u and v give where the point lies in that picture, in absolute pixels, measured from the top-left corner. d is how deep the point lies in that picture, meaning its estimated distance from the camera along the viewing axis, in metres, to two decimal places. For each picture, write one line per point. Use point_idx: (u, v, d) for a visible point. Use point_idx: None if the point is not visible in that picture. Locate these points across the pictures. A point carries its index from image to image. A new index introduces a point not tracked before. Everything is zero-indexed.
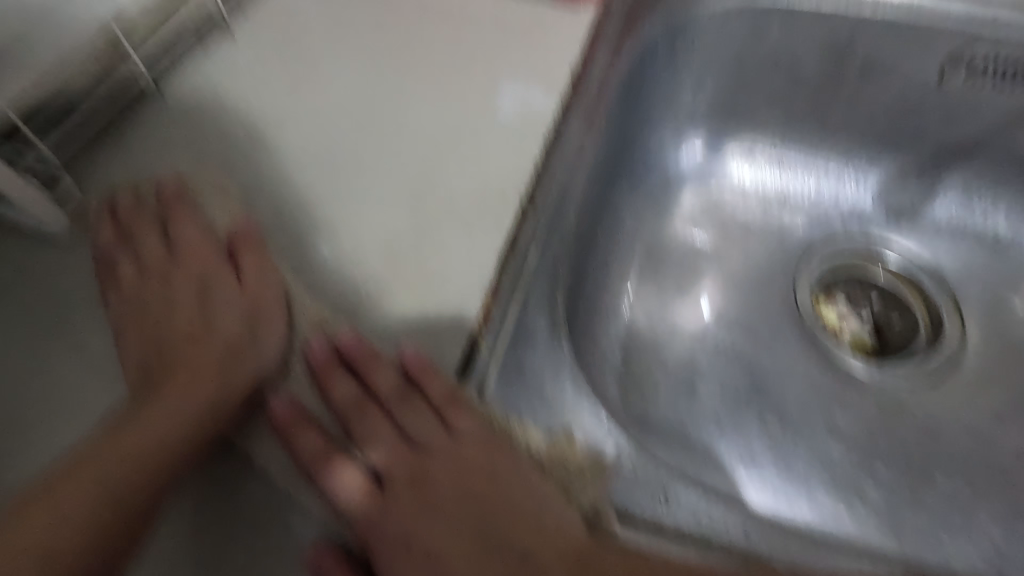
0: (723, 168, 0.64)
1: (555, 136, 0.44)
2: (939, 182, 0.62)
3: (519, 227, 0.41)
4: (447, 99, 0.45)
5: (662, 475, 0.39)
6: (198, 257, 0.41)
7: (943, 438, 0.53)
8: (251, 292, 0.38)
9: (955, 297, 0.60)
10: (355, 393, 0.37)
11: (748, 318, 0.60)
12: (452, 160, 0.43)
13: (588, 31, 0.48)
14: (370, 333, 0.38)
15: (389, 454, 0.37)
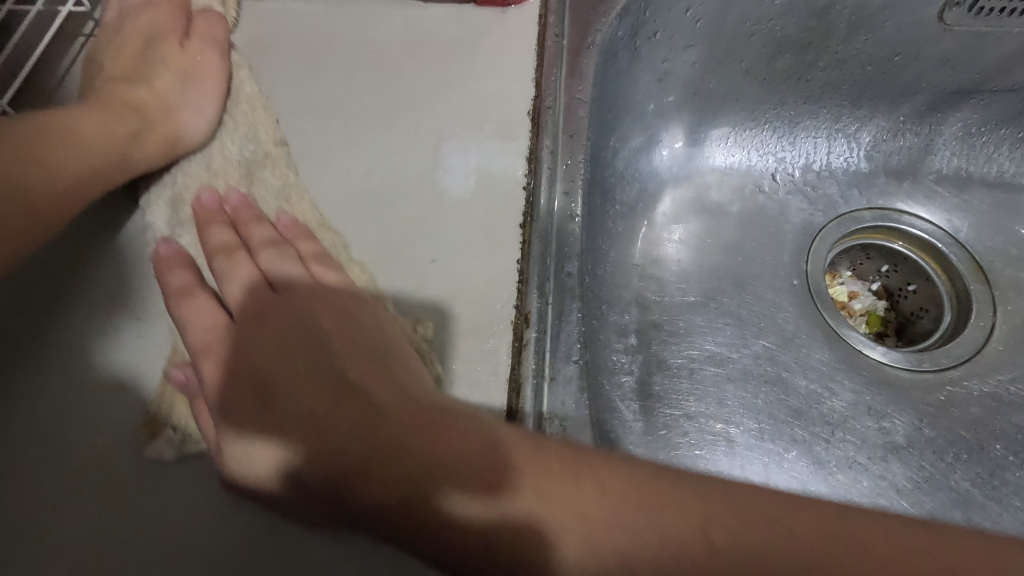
0: (701, 158, 0.55)
1: (532, 206, 0.35)
2: (939, 130, 0.55)
3: (520, 357, 0.32)
4: (378, 179, 0.35)
5: None
6: (158, 31, 0.41)
7: (1005, 429, 0.47)
8: (190, 58, 0.39)
9: (974, 254, 0.55)
10: (226, 239, 0.35)
11: (766, 329, 0.52)
12: (417, 259, 0.34)
13: (537, 50, 0.39)
14: (258, 189, 0.37)
15: (248, 297, 0.33)
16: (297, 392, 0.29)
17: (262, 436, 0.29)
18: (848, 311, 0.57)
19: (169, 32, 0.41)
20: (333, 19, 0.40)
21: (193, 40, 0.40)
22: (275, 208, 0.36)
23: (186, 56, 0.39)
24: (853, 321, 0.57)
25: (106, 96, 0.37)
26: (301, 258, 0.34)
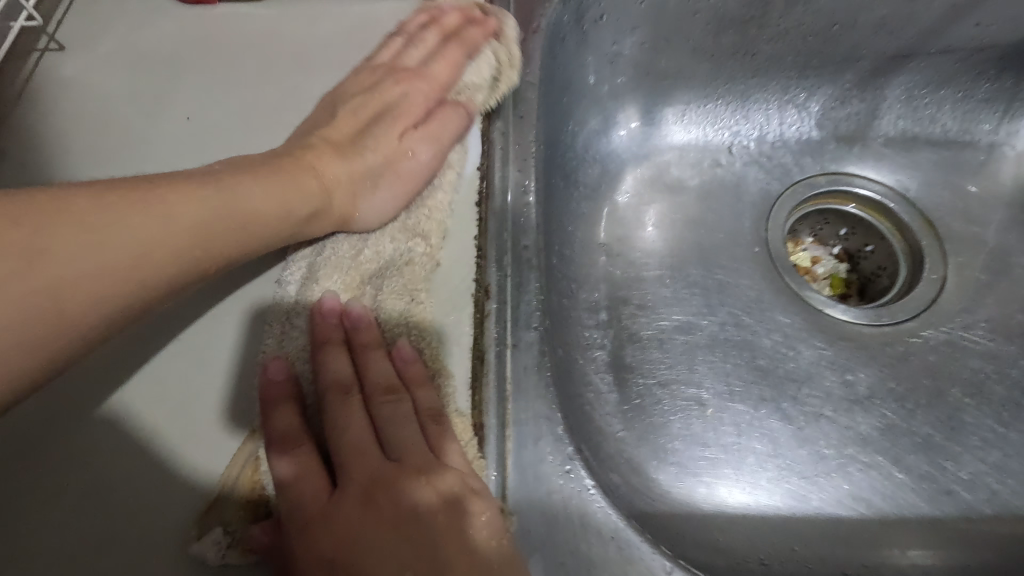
0: (658, 135, 0.57)
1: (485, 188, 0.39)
2: (883, 95, 0.57)
3: (480, 322, 0.35)
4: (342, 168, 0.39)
5: None
6: (400, 107, 0.43)
7: (960, 372, 0.49)
8: (404, 151, 0.40)
9: (925, 211, 0.57)
10: (345, 373, 0.34)
11: (730, 297, 0.54)
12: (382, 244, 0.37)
13: (483, 34, 0.43)
14: (376, 310, 0.36)
15: (356, 446, 0.33)
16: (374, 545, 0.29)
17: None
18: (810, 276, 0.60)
19: (408, 110, 0.42)
20: (286, 20, 0.44)
21: (424, 131, 0.40)
22: (395, 326, 0.36)
23: (401, 157, 0.40)
24: (816, 285, 0.60)
25: (316, 160, 0.38)
26: (419, 413, 0.34)
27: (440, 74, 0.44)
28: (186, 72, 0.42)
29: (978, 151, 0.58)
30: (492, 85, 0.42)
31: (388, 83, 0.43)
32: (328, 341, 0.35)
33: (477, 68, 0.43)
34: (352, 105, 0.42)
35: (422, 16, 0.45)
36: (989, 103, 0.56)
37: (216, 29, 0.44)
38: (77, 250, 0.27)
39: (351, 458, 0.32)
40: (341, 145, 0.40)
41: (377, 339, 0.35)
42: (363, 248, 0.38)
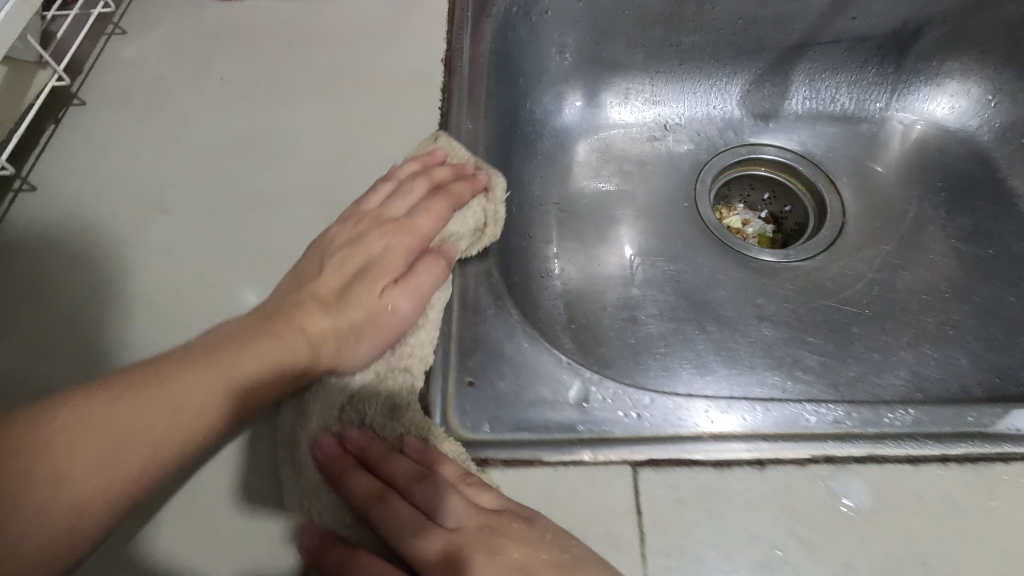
0: (605, 112, 0.69)
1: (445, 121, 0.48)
2: (791, 79, 0.69)
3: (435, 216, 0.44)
4: (328, 118, 0.48)
5: (634, 394, 0.39)
6: (380, 263, 0.42)
7: (849, 296, 0.60)
8: (390, 306, 0.40)
9: (828, 175, 0.68)
10: (369, 484, 0.35)
11: (663, 243, 0.64)
12: (353, 174, 0.46)
13: (450, 11, 0.53)
14: (378, 429, 0.37)
15: (416, 536, 0.33)
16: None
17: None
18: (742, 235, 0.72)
19: (387, 259, 0.42)
20: (293, 8, 0.54)
21: (407, 282, 0.41)
22: (395, 432, 0.37)
23: (388, 303, 0.40)
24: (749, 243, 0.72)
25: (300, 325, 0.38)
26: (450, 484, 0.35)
27: (426, 221, 0.44)
28: (214, 48, 0.52)
29: (873, 126, 0.69)
30: (473, 235, 0.45)
31: (361, 229, 0.43)
32: (343, 465, 0.36)
33: (463, 222, 0.45)
34: (326, 250, 0.42)
35: (414, 163, 0.45)
36: (878, 86, 0.68)
37: (237, 14, 0.54)
38: (87, 451, 0.31)
39: (416, 555, 0.33)
40: (320, 297, 0.40)
41: (385, 446, 0.37)
42: (353, 384, 0.38)
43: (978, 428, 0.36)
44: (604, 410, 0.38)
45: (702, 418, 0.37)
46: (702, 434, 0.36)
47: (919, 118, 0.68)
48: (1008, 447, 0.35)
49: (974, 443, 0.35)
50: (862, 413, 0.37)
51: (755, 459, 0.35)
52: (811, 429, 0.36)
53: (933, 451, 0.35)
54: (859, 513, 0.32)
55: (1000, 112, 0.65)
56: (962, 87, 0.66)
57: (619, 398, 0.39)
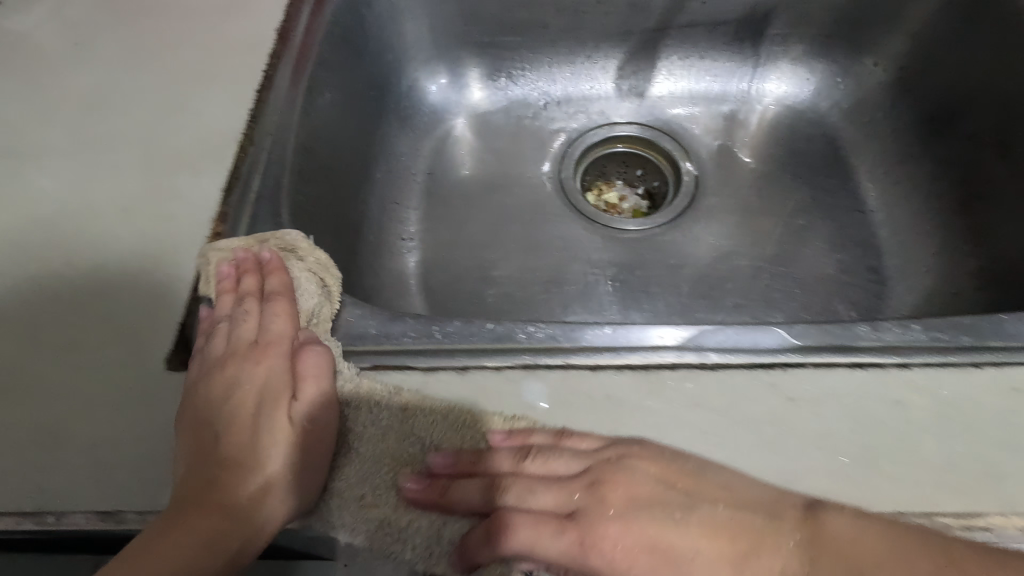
0: (479, 89, 0.73)
1: (267, 79, 0.50)
2: (657, 59, 0.73)
3: (239, 159, 0.46)
4: (167, 77, 0.51)
5: (376, 318, 0.40)
6: (269, 390, 0.37)
7: (689, 261, 0.65)
8: (284, 427, 0.35)
9: (688, 151, 0.73)
10: (479, 488, 0.33)
11: (526, 211, 0.69)
12: (174, 124, 0.48)
13: None
14: (439, 442, 0.35)
15: (559, 494, 0.34)
16: (906, 551, 0.28)
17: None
18: (617, 210, 0.75)
19: (273, 384, 0.37)
20: None
21: (303, 392, 0.36)
22: (453, 439, 0.35)
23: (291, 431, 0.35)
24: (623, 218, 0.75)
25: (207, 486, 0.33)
26: (553, 445, 0.34)
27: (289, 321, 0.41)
28: (78, 13, 0.56)
29: (736, 105, 0.73)
30: (321, 297, 0.41)
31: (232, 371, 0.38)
32: (443, 479, 0.33)
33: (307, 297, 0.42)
34: (206, 408, 0.36)
35: (227, 290, 0.41)
36: (737, 68, 0.73)
37: None
38: None
39: (575, 506, 0.33)
40: (229, 461, 0.34)
41: (467, 449, 0.35)
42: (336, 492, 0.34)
43: (664, 344, 0.37)
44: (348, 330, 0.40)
45: (431, 336, 0.39)
46: (427, 349, 0.38)
47: (777, 98, 0.72)
48: (686, 356, 0.36)
49: (656, 354, 0.36)
50: (576, 329, 0.38)
51: (458, 369, 0.37)
52: (520, 346, 0.38)
53: (613, 361, 0.36)
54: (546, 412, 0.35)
55: (846, 92, 0.69)
56: (813, 69, 0.71)
57: (363, 320, 0.40)
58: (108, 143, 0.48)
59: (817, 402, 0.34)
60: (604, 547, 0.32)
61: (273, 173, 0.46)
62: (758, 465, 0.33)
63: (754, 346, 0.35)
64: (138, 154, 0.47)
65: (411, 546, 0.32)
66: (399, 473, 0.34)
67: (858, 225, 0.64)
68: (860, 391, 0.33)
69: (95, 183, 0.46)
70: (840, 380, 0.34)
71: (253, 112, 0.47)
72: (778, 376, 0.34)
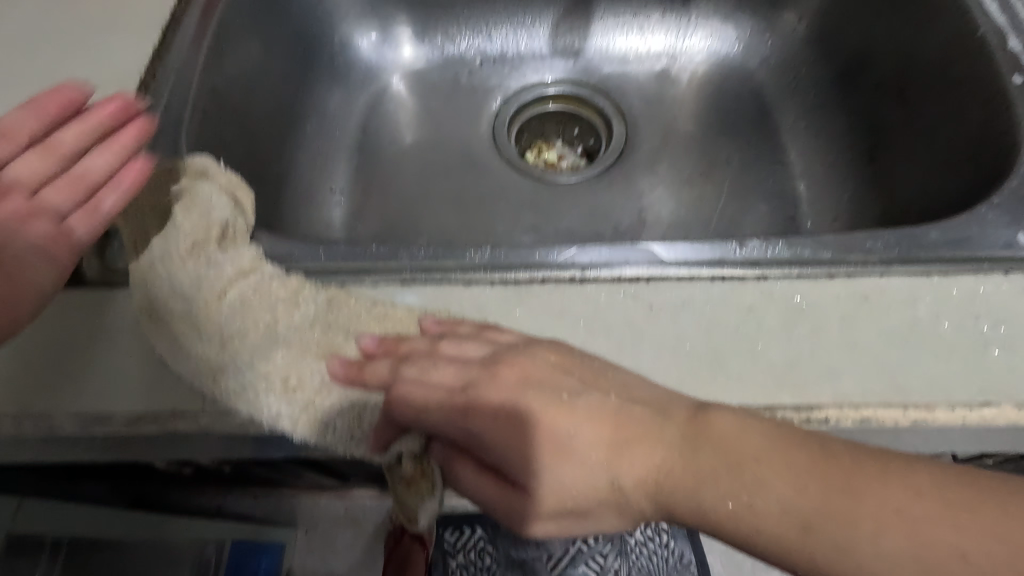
0: (414, 45, 0.74)
1: (176, 21, 0.51)
2: (590, 17, 0.74)
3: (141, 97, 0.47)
4: (76, 16, 0.51)
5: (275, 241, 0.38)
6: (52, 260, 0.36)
7: (614, 213, 0.67)
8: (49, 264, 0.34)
9: (619, 108, 0.74)
10: (389, 370, 0.33)
11: (458, 165, 0.70)
12: (79, 62, 0.49)
13: None
14: (360, 327, 0.35)
15: (456, 373, 0.32)
16: (789, 456, 0.29)
17: (651, 461, 0.30)
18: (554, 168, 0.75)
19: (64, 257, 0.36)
20: None
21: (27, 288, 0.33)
22: (378, 326, 0.35)
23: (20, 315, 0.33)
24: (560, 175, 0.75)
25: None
26: (465, 336, 0.33)
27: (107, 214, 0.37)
28: None
29: (668, 62, 0.74)
30: (232, 208, 0.38)
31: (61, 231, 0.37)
32: (365, 358, 0.33)
33: (220, 208, 0.37)
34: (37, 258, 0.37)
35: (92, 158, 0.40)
36: (669, 26, 0.74)
37: None
38: None
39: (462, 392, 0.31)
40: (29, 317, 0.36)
41: (393, 336, 0.34)
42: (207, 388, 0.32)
43: (542, 261, 0.37)
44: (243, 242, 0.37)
45: (317, 256, 0.37)
46: (311, 269, 0.37)
47: (707, 55, 0.74)
48: (561, 271, 0.36)
49: (532, 270, 0.37)
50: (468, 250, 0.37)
51: (335, 282, 0.36)
52: (403, 262, 0.37)
53: (489, 276, 0.37)
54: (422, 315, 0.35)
55: (772, 47, 0.71)
56: (741, 25, 0.72)
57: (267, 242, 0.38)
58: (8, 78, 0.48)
59: (675, 311, 0.35)
60: (481, 420, 0.31)
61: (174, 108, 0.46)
62: (608, 375, 0.32)
63: (624, 262, 0.37)
64: (39, 90, 0.47)
65: (333, 430, 0.32)
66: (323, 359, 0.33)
67: (777, 176, 0.66)
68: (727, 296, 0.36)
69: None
70: (698, 293, 0.36)
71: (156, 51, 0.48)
72: (643, 289, 0.36)
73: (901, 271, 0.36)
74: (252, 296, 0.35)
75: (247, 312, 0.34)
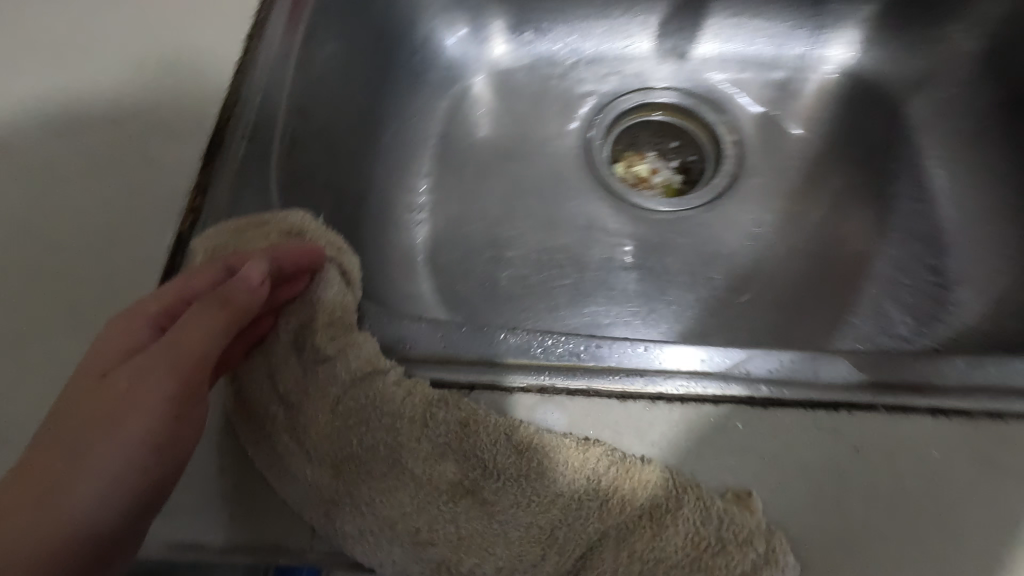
0: (503, 41, 0.66)
1: (257, 30, 0.45)
2: (705, 16, 0.65)
3: (223, 124, 0.41)
4: (143, 18, 0.45)
5: (391, 318, 0.32)
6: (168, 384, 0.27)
7: (724, 251, 0.59)
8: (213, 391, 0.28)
9: (731, 124, 0.65)
10: None
11: (549, 183, 0.62)
12: (150, 76, 0.43)
13: None
14: None
15: None
16: None
17: None
18: (646, 183, 0.68)
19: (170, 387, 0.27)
20: None
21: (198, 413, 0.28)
22: None
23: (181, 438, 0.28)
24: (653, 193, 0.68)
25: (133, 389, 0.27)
26: None
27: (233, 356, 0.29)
28: None
29: (790, 72, 0.65)
30: (346, 288, 0.32)
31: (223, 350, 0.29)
32: None
33: (329, 287, 0.31)
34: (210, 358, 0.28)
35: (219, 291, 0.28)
36: (796, 31, 0.64)
37: None
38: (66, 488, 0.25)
39: None
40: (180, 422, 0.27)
41: None
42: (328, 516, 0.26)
43: (707, 369, 0.30)
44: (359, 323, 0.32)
45: (435, 341, 0.31)
46: (431, 357, 0.31)
47: (838, 66, 0.64)
48: (731, 388, 0.29)
49: (697, 382, 0.29)
50: (618, 341, 0.31)
51: (458, 379, 0.30)
52: (547, 360, 0.30)
53: (651, 386, 0.29)
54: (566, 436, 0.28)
55: (920, 61, 0.61)
56: (883, 33, 0.62)
57: (385, 320, 0.32)
58: (81, 92, 0.42)
59: (892, 453, 0.27)
60: None
61: (261, 139, 0.40)
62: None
63: (815, 378, 0.29)
64: (107, 108, 0.41)
65: None
66: (455, 507, 0.25)
67: (920, 216, 0.57)
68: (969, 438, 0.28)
69: (62, 143, 0.40)
70: (920, 432, 0.28)
71: (240, 69, 0.43)
72: (845, 421, 0.28)
73: None
74: (362, 410, 0.27)
75: (365, 430, 0.27)
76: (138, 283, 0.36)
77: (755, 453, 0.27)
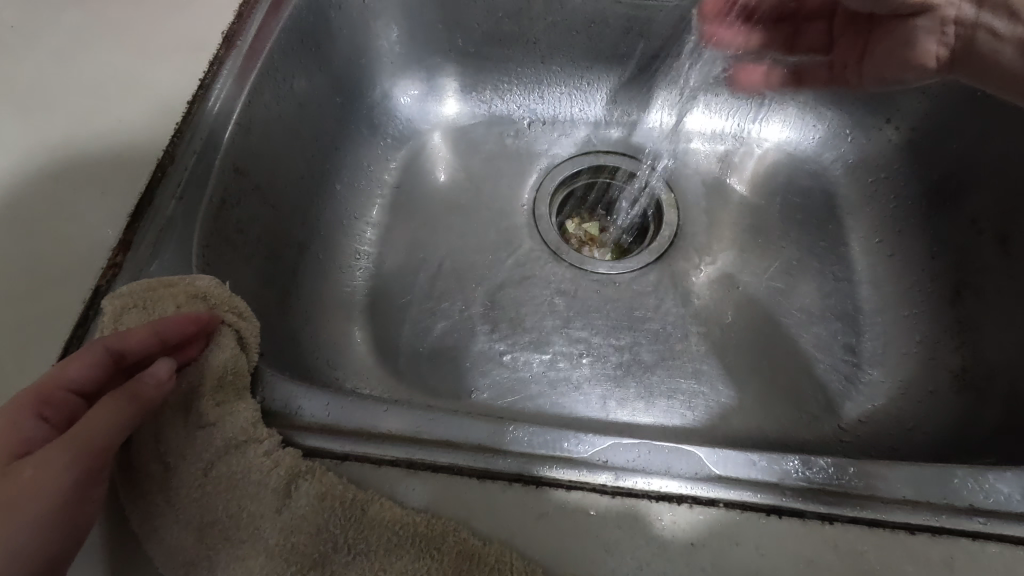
0: (459, 99, 0.69)
1: (201, 91, 0.48)
2: (654, 89, 0.68)
3: (155, 180, 0.43)
4: (88, 71, 0.47)
5: (282, 385, 0.34)
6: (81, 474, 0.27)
7: (656, 316, 0.61)
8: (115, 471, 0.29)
9: (673, 190, 0.67)
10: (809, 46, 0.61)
11: (494, 237, 0.64)
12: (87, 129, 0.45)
13: None
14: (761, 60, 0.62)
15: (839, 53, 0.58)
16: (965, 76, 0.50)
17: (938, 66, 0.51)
18: (593, 242, 0.71)
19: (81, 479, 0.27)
20: None
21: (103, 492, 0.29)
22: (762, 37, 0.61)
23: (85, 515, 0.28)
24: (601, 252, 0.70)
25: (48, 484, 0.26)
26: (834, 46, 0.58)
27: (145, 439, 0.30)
28: None
29: (734, 145, 0.68)
30: (238, 350, 0.34)
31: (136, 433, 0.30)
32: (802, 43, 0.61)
33: (219, 352, 0.33)
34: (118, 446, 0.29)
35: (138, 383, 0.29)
36: (740, 108, 0.68)
37: None
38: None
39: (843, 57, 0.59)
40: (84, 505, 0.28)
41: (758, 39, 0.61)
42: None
43: (569, 455, 0.32)
44: (252, 388, 0.34)
45: (319, 410, 0.33)
46: (314, 426, 0.33)
47: (777, 142, 0.67)
48: (589, 474, 0.31)
49: (557, 467, 0.31)
50: (493, 420, 0.33)
51: (334, 449, 0.32)
52: (423, 435, 0.33)
53: (511, 467, 0.31)
54: (423, 512, 0.30)
55: (851, 145, 0.64)
56: (821, 115, 0.66)
57: (276, 387, 0.34)
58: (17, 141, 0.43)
59: (722, 548, 0.29)
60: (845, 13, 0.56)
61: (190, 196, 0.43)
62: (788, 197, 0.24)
63: (667, 471, 0.31)
64: (40, 158, 0.43)
65: None
66: None
67: (841, 295, 0.59)
68: (800, 538, 0.30)
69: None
70: (752, 530, 0.30)
71: (178, 127, 0.45)
72: (684, 515, 0.30)
73: (1003, 537, 0.30)
74: (232, 476, 0.29)
75: (232, 497, 0.29)
76: (48, 332, 0.38)
77: (597, 541, 0.29)
